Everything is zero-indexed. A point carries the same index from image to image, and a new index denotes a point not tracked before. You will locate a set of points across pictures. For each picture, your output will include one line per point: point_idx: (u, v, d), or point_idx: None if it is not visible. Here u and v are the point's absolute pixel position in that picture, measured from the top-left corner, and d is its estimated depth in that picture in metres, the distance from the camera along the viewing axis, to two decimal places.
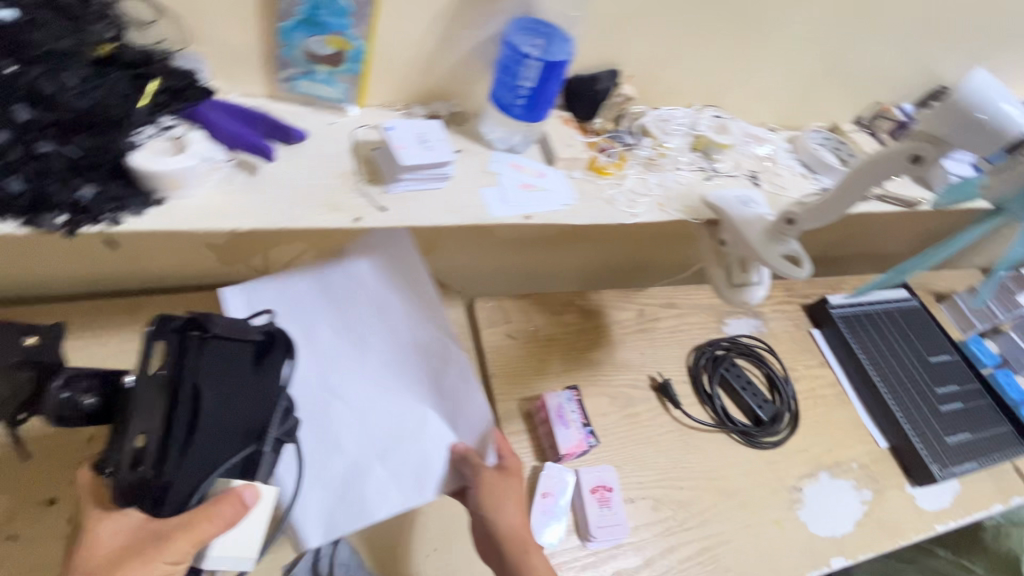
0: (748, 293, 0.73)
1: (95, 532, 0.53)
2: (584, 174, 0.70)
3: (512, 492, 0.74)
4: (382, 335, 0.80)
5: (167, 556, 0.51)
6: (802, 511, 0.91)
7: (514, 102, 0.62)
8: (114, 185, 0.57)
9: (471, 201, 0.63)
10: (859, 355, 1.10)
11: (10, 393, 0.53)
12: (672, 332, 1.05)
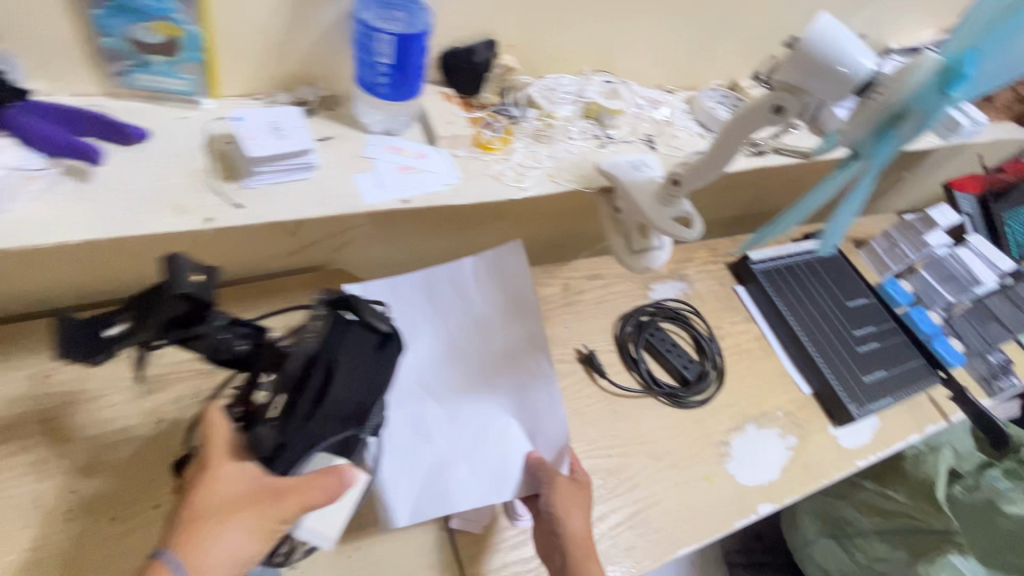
0: (650, 259, 0.73)
1: (212, 474, 0.56)
2: (469, 151, 0.67)
3: (579, 503, 0.75)
4: (530, 318, 0.85)
5: (281, 513, 0.55)
6: (730, 463, 0.93)
7: (377, 81, 0.59)
8: None
9: (344, 189, 0.61)
10: (780, 307, 1.13)
11: (165, 319, 0.54)
12: (597, 303, 1.05)
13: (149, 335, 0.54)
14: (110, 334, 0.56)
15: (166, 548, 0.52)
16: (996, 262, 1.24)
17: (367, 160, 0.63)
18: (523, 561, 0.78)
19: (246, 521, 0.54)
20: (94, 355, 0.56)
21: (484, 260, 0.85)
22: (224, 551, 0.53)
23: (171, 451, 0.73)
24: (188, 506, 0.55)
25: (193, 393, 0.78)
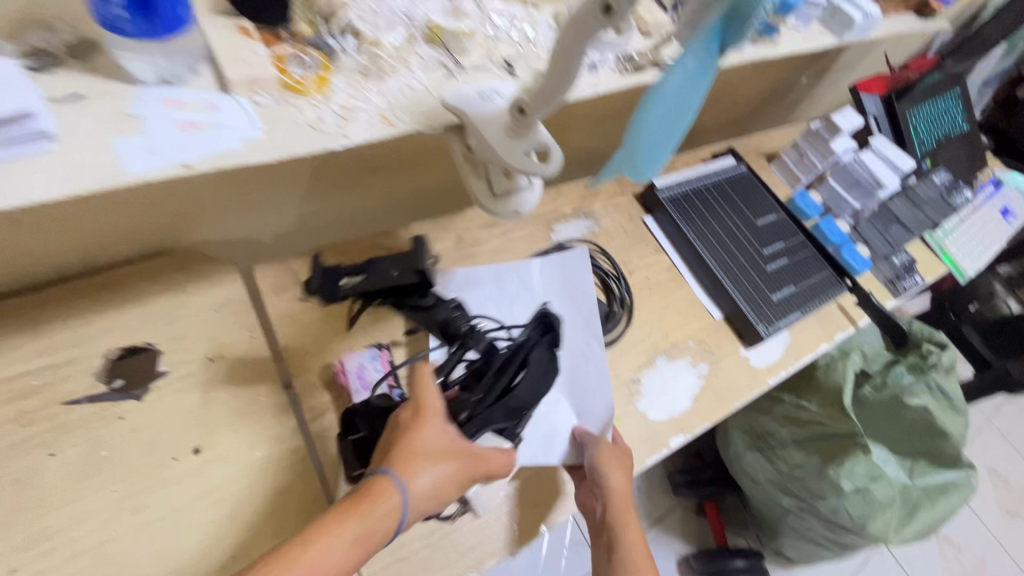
0: (515, 203, 0.65)
1: (422, 421, 0.65)
2: (276, 96, 0.58)
3: (625, 464, 0.80)
4: (575, 301, 0.93)
5: (458, 465, 0.64)
6: (640, 401, 0.91)
7: (118, 14, 0.49)
8: None
9: (107, 155, 0.51)
10: (688, 234, 1.09)
11: (388, 279, 0.84)
12: (494, 253, 0.98)
13: (378, 283, 0.84)
14: (351, 282, 0.85)
15: (376, 472, 0.60)
16: (897, 163, 1.23)
17: (138, 119, 0.53)
18: (425, 535, 0.74)
19: (441, 464, 0.63)
20: (326, 294, 0.83)
21: (549, 262, 0.96)
22: (415, 490, 0.60)
23: None
24: (398, 444, 0.63)
25: (13, 418, 0.66)
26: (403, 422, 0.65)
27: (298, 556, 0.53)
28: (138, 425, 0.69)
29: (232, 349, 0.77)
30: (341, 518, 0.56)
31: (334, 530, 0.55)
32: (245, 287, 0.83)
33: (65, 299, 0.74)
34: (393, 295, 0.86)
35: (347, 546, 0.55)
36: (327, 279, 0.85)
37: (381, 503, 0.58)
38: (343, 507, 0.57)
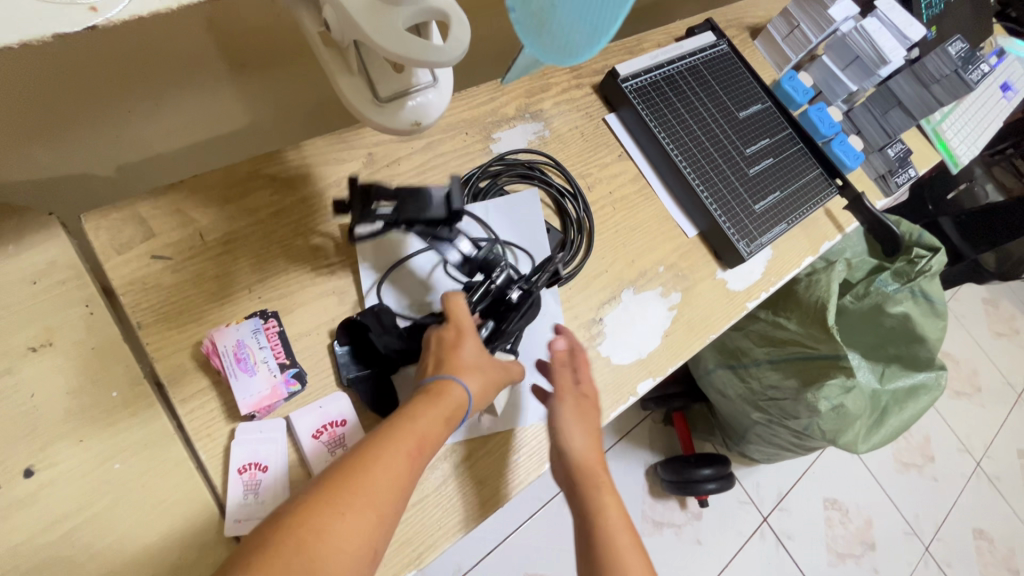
0: (412, 108, 0.44)
1: (467, 332, 0.60)
2: None
3: (592, 415, 0.68)
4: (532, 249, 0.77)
5: (503, 372, 0.63)
6: (603, 344, 0.77)
7: None
8: None
9: None
10: (658, 135, 0.89)
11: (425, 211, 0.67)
12: (417, 175, 0.77)
13: (418, 213, 0.66)
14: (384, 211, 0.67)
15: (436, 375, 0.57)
16: (904, 31, 1.02)
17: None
18: None
19: (492, 368, 0.61)
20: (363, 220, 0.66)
21: (495, 207, 0.77)
22: (478, 390, 0.58)
23: None
24: (453, 351, 0.59)
25: None
26: (446, 339, 0.60)
27: (400, 436, 0.50)
28: None
29: (62, 332, 0.58)
30: (426, 405, 0.53)
31: (421, 414, 0.52)
32: (71, 245, 0.61)
33: None
34: (423, 224, 0.68)
35: (438, 429, 0.53)
36: (356, 197, 0.65)
37: (455, 394, 0.56)
38: (424, 398, 0.54)
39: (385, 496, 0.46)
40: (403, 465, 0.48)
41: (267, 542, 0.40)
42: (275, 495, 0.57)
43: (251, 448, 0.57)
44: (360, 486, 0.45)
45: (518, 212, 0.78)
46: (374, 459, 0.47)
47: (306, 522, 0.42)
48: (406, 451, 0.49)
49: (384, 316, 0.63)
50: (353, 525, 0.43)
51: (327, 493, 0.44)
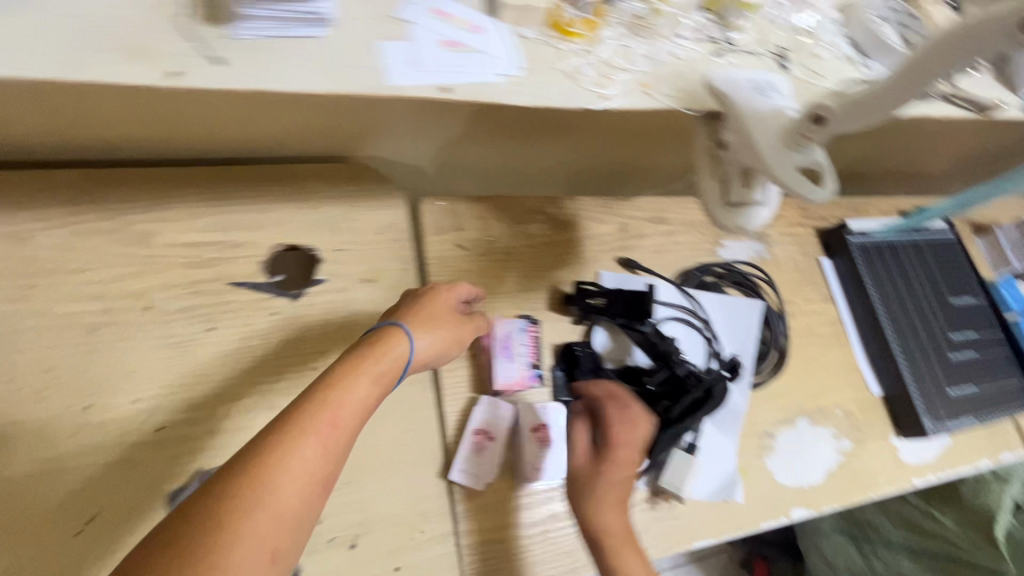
0: (747, 217, 0.56)
1: (436, 299, 0.64)
2: (540, 33, 0.49)
3: (613, 493, 0.64)
4: (738, 348, 0.84)
5: (470, 333, 0.66)
6: (770, 458, 0.82)
7: None
8: None
9: (362, 56, 0.44)
10: (871, 293, 0.95)
11: (627, 307, 0.77)
12: (655, 253, 0.90)
13: (620, 308, 0.77)
14: (595, 304, 0.78)
15: (385, 328, 0.59)
16: None
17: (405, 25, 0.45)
18: (526, 525, 0.68)
19: (453, 329, 0.63)
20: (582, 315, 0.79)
21: (718, 300, 0.85)
22: (423, 343, 0.60)
23: (162, 350, 0.64)
24: (421, 310, 0.62)
25: (190, 285, 0.68)
26: (412, 300, 0.64)
27: (319, 414, 0.48)
28: (288, 324, 0.69)
29: (385, 274, 0.75)
30: (347, 378, 0.52)
31: (346, 387, 0.51)
32: (407, 216, 0.80)
33: (270, 182, 0.75)
34: (625, 318, 0.77)
35: (360, 398, 0.51)
36: (576, 297, 0.79)
37: (391, 359, 0.56)
38: (349, 366, 0.53)
39: (306, 476, 0.44)
40: (319, 444, 0.46)
41: (190, 531, 0.39)
42: (491, 465, 0.68)
43: (486, 419, 0.69)
44: (275, 473, 0.43)
45: (736, 314, 0.85)
46: (290, 439, 0.45)
47: (199, 525, 0.39)
48: (323, 427, 0.47)
49: (598, 372, 0.75)
50: (271, 511, 0.42)
51: (244, 484, 0.42)
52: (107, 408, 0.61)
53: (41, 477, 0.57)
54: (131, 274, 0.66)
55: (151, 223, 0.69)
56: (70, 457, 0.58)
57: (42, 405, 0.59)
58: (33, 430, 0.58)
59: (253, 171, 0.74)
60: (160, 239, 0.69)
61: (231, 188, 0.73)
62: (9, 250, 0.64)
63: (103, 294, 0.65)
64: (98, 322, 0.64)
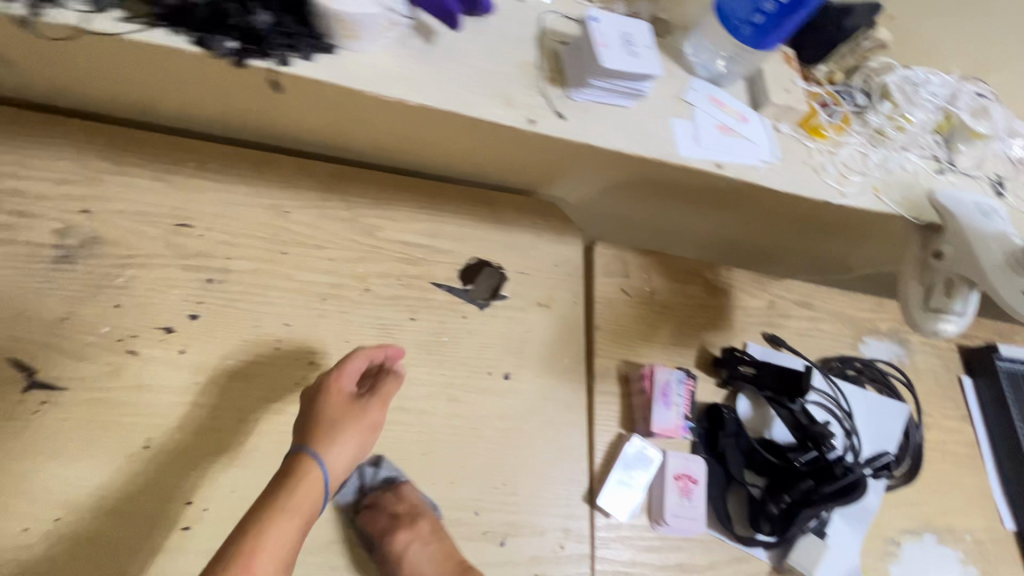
0: (944, 324, 0.62)
1: (328, 395, 0.63)
2: (794, 130, 0.65)
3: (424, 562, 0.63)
4: (876, 447, 0.84)
5: (378, 410, 0.65)
6: (893, 565, 0.80)
7: (747, 21, 0.59)
8: (289, 21, 0.53)
9: (661, 130, 0.60)
10: (1016, 422, 0.93)
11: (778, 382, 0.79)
12: (799, 335, 0.93)
13: (770, 380, 0.80)
14: (745, 370, 0.81)
15: (297, 452, 0.60)
16: None
17: (688, 108, 0.61)
18: (655, 567, 0.71)
19: (357, 419, 0.63)
20: (729, 376, 0.82)
21: (861, 394, 0.87)
22: (335, 455, 0.60)
23: (371, 328, 0.74)
24: (320, 415, 0.62)
25: (400, 276, 0.78)
26: (306, 403, 0.64)
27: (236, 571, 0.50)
28: (474, 328, 0.77)
29: (559, 302, 0.83)
30: (263, 518, 0.54)
31: (264, 528, 0.53)
32: (580, 254, 0.87)
33: (475, 203, 0.86)
34: (773, 391, 0.79)
35: (282, 541, 0.53)
36: (726, 361, 0.83)
37: (307, 489, 0.57)
38: (259, 513, 0.54)
39: None
40: None
41: None
42: (631, 502, 0.72)
43: (634, 455, 0.73)
44: None
45: (878, 413, 0.86)
46: None
47: None
48: None
49: (740, 437, 0.78)
50: None
51: None
52: (321, 369, 0.70)
53: (266, 415, 0.67)
54: (357, 258, 0.77)
55: (379, 219, 0.80)
56: (289, 403, 0.68)
57: (274, 353, 0.69)
58: (266, 374, 0.68)
59: (464, 192, 0.85)
60: (383, 234, 0.80)
61: (444, 202, 0.84)
62: (270, 218, 0.76)
63: (332, 269, 0.75)
64: (326, 293, 0.74)
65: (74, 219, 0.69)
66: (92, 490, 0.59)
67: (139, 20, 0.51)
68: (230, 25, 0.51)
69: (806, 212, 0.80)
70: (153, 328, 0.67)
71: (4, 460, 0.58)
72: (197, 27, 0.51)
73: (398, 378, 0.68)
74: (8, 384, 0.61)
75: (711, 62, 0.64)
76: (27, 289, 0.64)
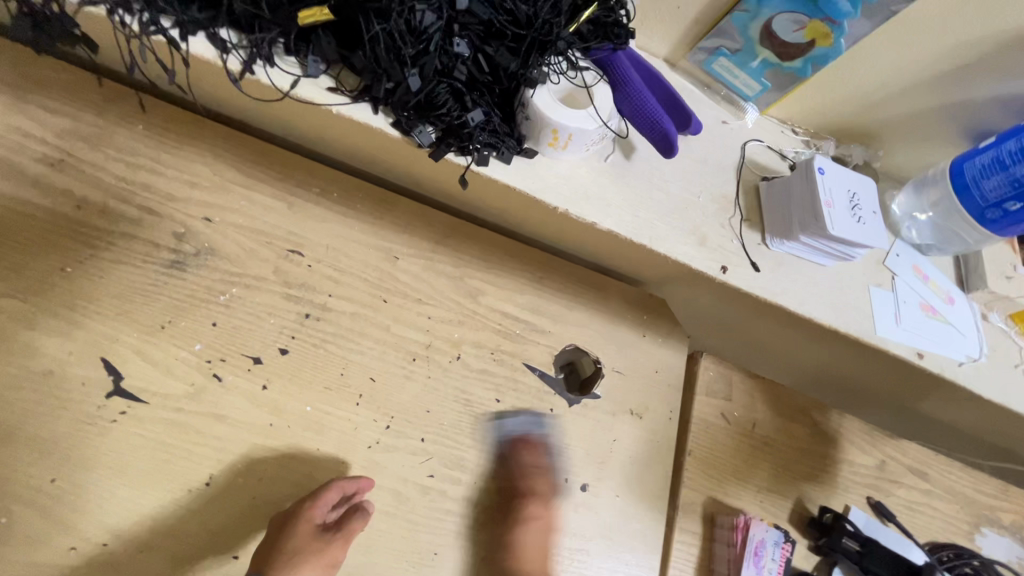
0: None
1: (294, 526, 0.58)
2: (1004, 322, 0.68)
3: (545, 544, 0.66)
4: None
5: (338, 551, 0.58)
6: None
7: (1003, 204, 0.58)
8: (496, 117, 0.52)
9: (857, 297, 0.62)
10: None
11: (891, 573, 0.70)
12: (908, 509, 0.81)
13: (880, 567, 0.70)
14: (851, 546, 0.72)
15: None
16: None
17: (891, 276, 0.64)
18: None
19: (313, 558, 0.57)
20: (831, 546, 0.72)
21: None
22: None
23: (454, 402, 0.69)
24: (279, 546, 0.57)
25: (494, 351, 0.73)
26: (274, 525, 0.58)
27: None
28: (559, 425, 0.71)
29: (654, 414, 0.75)
30: None
31: None
32: (684, 364, 0.80)
33: (585, 285, 0.79)
34: None
35: None
36: (831, 531, 0.73)
37: None
38: None
39: None
40: None
41: None
42: None
43: None
44: None
45: None
46: None
47: None
48: None
49: None
50: None
51: None
52: (393, 437, 0.65)
53: (331, 475, 0.63)
54: (455, 321, 0.73)
55: (484, 283, 0.76)
56: (357, 468, 0.64)
57: (352, 409, 0.65)
58: (340, 430, 0.64)
59: (576, 271, 0.80)
60: (485, 300, 0.75)
61: (553, 278, 0.78)
62: (379, 262, 0.73)
63: (429, 329, 0.71)
64: (416, 354, 0.70)
65: (195, 225, 0.68)
66: (145, 518, 0.57)
67: (346, 93, 0.51)
68: (436, 114, 0.50)
69: (955, 395, 0.71)
70: (242, 355, 0.64)
71: (68, 468, 0.56)
72: (404, 110, 0.50)
73: (367, 517, 0.61)
74: (94, 386, 0.59)
75: (918, 223, 0.66)
76: (135, 290, 0.63)
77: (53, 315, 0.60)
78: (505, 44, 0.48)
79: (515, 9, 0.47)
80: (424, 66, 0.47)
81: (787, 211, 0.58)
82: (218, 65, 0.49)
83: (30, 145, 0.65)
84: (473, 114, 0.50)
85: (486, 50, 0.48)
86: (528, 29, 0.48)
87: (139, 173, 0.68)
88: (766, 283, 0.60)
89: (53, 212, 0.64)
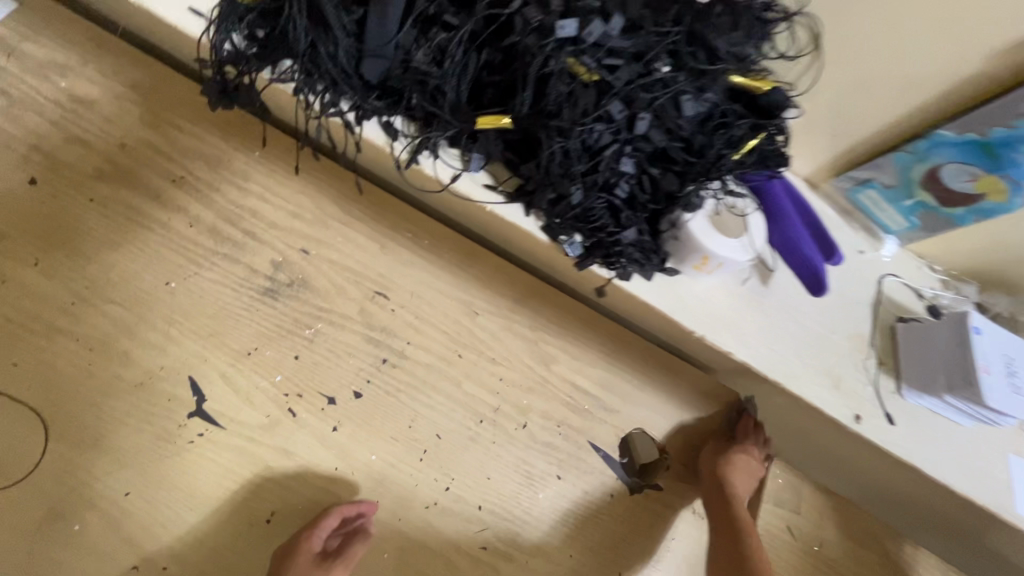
0: None
1: (292, 559, 0.59)
2: None
3: (744, 480, 0.71)
4: None
5: None
6: None
7: None
8: (649, 237, 0.52)
9: (982, 458, 0.62)
10: None
11: None
12: None
13: None
14: None
15: None
16: None
17: None
18: None
19: None
20: None
21: None
22: None
23: (515, 474, 0.68)
24: None
25: (562, 426, 0.71)
26: (276, 557, 0.60)
27: None
28: (613, 514, 0.71)
29: None
30: None
31: None
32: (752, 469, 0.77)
33: (664, 368, 0.76)
34: None
35: None
36: None
37: None
38: None
39: None
40: None
41: None
42: None
43: None
44: None
45: None
46: None
47: None
48: None
49: None
50: None
51: None
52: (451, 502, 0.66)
53: (388, 529, 0.64)
54: (527, 388, 0.71)
55: (559, 350, 0.73)
56: (415, 527, 0.65)
57: (415, 468, 0.65)
58: (404, 485, 0.65)
59: (655, 349, 0.76)
60: (558, 368, 0.73)
61: (632, 356, 0.75)
62: (459, 315, 0.72)
63: (501, 393, 0.70)
64: (486, 419, 0.69)
65: (292, 257, 0.68)
66: (209, 542, 0.59)
67: (502, 194, 0.53)
68: (589, 228, 0.51)
69: None
70: (319, 394, 0.65)
71: (142, 483, 0.59)
72: (557, 220, 0.51)
73: (367, 538, 0.63)
74: (178, 405, 0.61)
75: None
76: (228, 313, 0.65)
77: (151, 328, 0.63)
78: (671, 170, 0.49)
79: (691, 139, 0.48)
80: (589, 184, 0.48)
81: (931, 361, 0.59)
82: (387, 151, 0.52)
83: (153, 158, 0.67)
84: (627, 234, 0.51)
85: (652, 174, 0.49)
86: (698, 160, 0.48)
87: (246, 199, 0.68)
88: (898, 438, 0.61)
89: (166, 227, 0.66)
